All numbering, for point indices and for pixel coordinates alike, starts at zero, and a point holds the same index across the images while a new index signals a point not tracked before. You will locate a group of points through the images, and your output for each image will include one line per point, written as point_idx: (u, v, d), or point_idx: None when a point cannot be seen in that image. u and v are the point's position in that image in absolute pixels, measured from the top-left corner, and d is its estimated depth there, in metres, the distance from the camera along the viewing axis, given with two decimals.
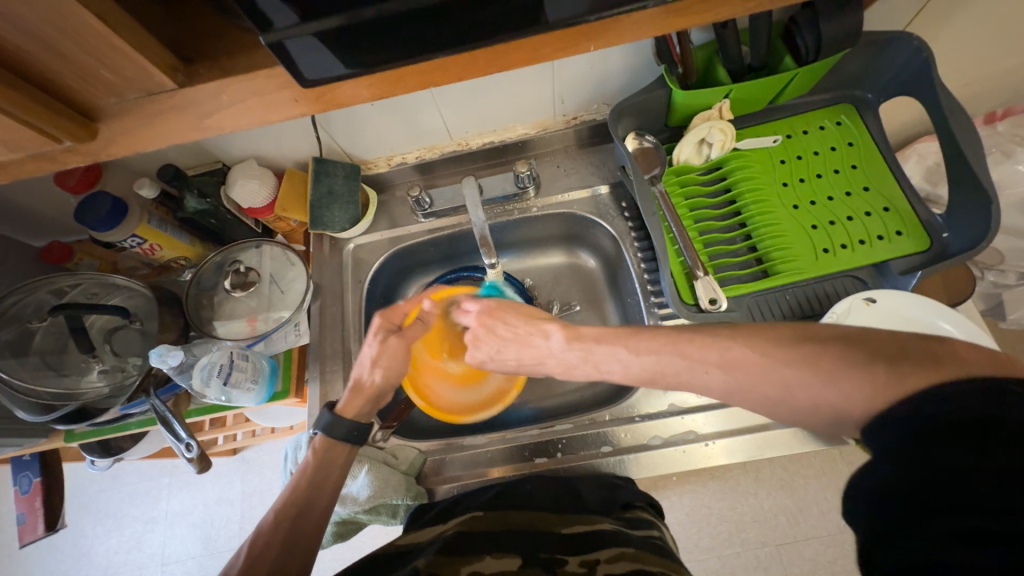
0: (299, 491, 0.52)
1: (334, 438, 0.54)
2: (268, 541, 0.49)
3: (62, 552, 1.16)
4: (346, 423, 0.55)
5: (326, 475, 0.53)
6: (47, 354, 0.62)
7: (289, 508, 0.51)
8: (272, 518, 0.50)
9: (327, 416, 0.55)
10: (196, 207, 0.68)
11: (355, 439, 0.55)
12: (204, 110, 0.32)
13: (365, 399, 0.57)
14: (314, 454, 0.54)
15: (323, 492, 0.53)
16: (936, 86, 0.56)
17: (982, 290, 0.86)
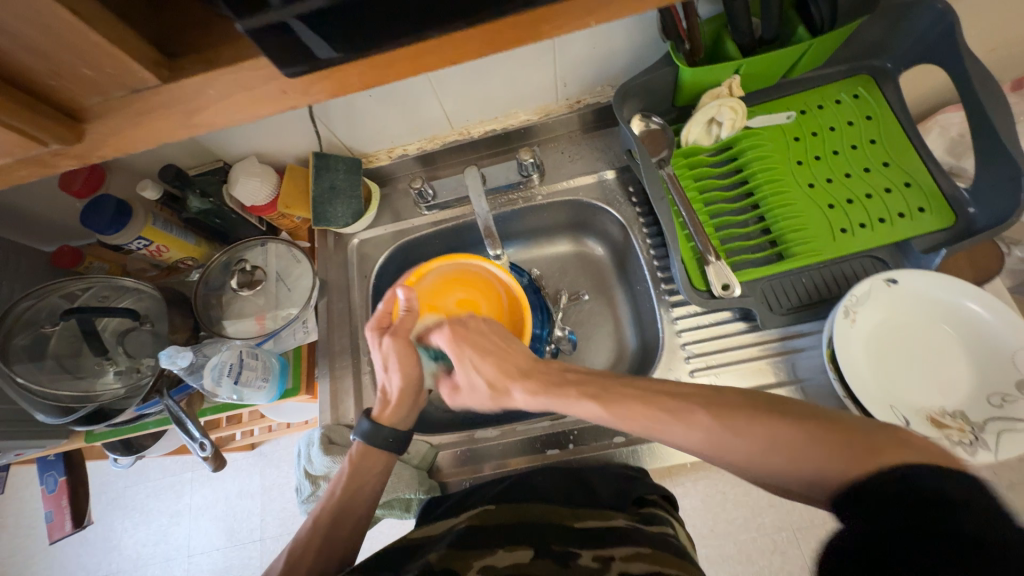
0: (337, 500, 0.53)
1: (373, 447, 0.55)
2: (306, 545, 0.51)
3: (93, 546, 1.20)
4: (383, 432, 0.55)
5: (363, 485, 0.54)
6: (63, 358, 0.63)
7: (325, 513, 0.53)
8: (310, 524, 0.53)
9: (367, 425, 0.56)
10: (199, 207, 0.68)
11: (392, 446, 0.56)
12: (190, 107, 0.31)
13: (398, 408, 0.57)
14: (351, 465, 0.55)
15: (360, 500, 0.54)
16: (961, 50, 0.53)
17: (1010, 267, 0.81)
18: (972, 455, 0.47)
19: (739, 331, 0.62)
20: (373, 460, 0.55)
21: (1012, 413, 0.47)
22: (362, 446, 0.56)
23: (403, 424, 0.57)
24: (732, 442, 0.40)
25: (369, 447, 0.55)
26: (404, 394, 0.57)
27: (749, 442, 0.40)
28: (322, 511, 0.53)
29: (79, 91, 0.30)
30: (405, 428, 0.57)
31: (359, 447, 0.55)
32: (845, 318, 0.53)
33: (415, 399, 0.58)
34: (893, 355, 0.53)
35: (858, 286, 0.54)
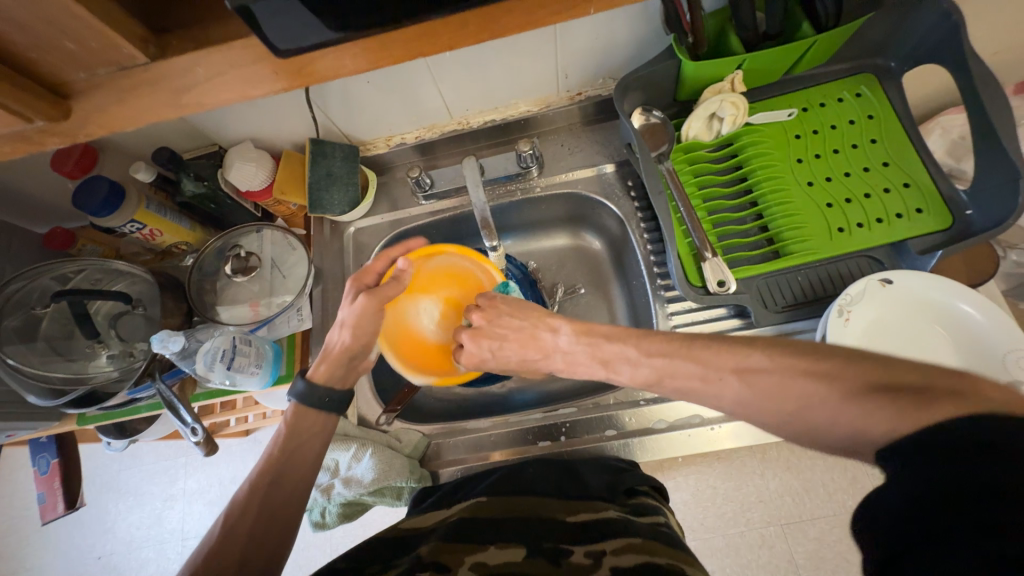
0: (268, 465, 0.49)
1: (308, 405, 0.52)
2: (241, 513, 0.47)
3: (87, 528, 1.20)
4: (318, 391, 0.52)
5: (300, 446, 0.51)
6: (55, 340, 0.63)
7: (261, 479, 0.49)
8: (247, 489, 0.49)
9: (300, 385, 0.52)
10: (193, 191, 0.67)
11: (327, 406, 0.52)
12: (179, 86, 0.31)
13: (333, 367, 0.53)
14: (285, 427, 0.51)
15: (298, 461, 0.51)
16: (964, 50, 0.53)
17: (1005, 270, 0.82)
18: None
19: (733, 327, 0.62)
20: (310, 419, 0.52)
21: None
22: (297, 406, 0.52)
23: (338, 382, 0.54)
24: (767, 405, 0.39)
25: (302, 407, 0.52)
26: (345, 353, 0.53)
27: None
28: (254, 478, 0.49)
29: (67, 69, 0.29)
30: (342, 386, 0.54)
31: (293, 406, 0.52)
32: (838, 317, 0.53)
33: (357, 362, 0.55)
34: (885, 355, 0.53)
35: (853, 286, 0.54)
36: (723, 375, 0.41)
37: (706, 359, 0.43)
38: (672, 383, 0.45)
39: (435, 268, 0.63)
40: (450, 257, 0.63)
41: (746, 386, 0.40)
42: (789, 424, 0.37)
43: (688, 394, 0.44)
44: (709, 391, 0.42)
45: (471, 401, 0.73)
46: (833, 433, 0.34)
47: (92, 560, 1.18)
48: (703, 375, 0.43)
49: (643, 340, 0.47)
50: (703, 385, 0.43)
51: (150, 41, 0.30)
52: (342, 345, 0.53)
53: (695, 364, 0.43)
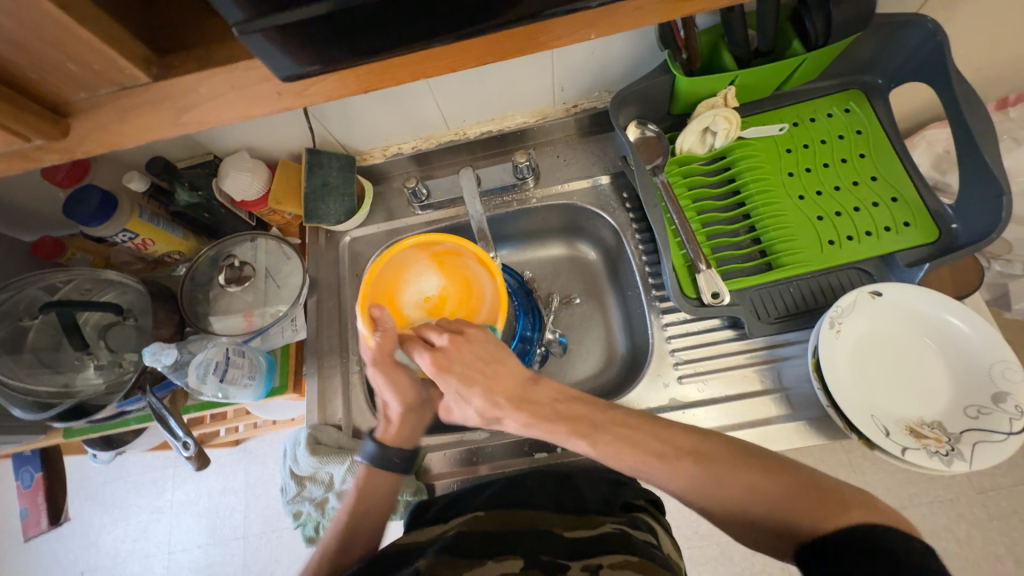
0: (343, 525, 0.54)
1: (376, 469, 0.56)
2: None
3: (70, 542, 1.17)
4: (390, 452, 0.57)
5: (372, 508, 0.55)
6: (42, 351, 0.62)
7: (333, 541, 0.54)
8: (318, 553, 0.53)
9: (372, 448, 0.56)
10: (187, 200, 0.67)
11: (399, 467, 0.57)
12: (182, 104, 0.30)
13: (400, 428, 0.57)
14: (357, 488, 0.56)
15: (368, 519, 0.55)
16: (949, 71, 0.55)
17: (988, 280, 0.84)
18: (948, 464, 0.48)
19: (727, 338, 0.62)
20: (376, 480, 0.56)
21: (988, 425, 0.48)
22: (368, 467, 0.56)
23: (408, 443, 0.58)
24: (715, 492, 0.43)
25: (374, 470, 0.56)
26: (406, 416, 0.57)
27: None
28: (331, 539, 0.54)
29: (68, 87, 0.29)
30: (410, 447, 0.58)
31: (365, 469, 0.56)
32: (830, 328, 0.54)
33: (425, 415, 0.59)
34: (874, 366, 0.54)
35: (844, 298, 0.55)
36: (681, 457, 0.45)
37: (657, 448, 0.46)
38: (630, 457, 0.46)
39: (466, 270, 0.61)
40: (491, 281, 0.59)
41: (700, 472, 0.43)
42: (718, 510, 0.43)
43: (642, 469, 0.46)
44: (663, 473, 0.44)
45: None
46: (760, 512, 0.41)
47: None
48: (661, 454, 0.45)
49: (605, 416, 0.49)
50: (660, 463, 0.45)
51: (153, 60, 0.30)
52: (401, 411, 0.57)
53: (656, 443, 0.46)
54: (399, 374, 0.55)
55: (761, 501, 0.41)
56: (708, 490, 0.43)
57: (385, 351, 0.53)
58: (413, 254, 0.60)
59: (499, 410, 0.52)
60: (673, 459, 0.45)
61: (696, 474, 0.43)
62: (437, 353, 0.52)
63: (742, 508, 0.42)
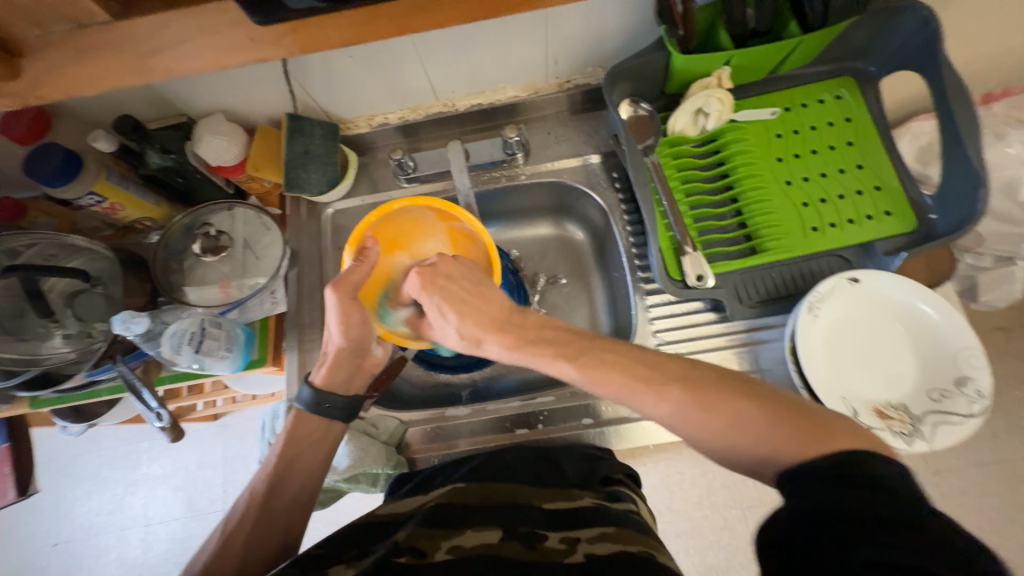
0: (272, 468, 0.52)
1: (306, 413, 0.54)
2: (243, 517, 0.50)
3: (41, 514, 1.15)
4: (327, 398, 0.54)
5: (303, 452, 0.54)
6: (3, 318, 0.58)
7: (262, 486, 0.52)
8: (248, 495, 0.52)
9: (306, 392, 0.54)
10: (159, 163, 0.64)
11: (332, 414, 0.55)
12: (147, 50, 0.29)
13: (334, 368, 0.55)
14: (288, 431, 0.54)
15: (302, 464, 0.53)
16: (938, 59, 0.55)
17: (960, 272, 0.87)
18: (910, 444, 0.50)
19: (708, 321, 0.63)
20: (310, 425, 0.54)
21: (949, 408, 0.51)
22: (299, 411, 0.54)
23: (342, 387, 0.56)
24: (702, 420, 0.40)
25: (306, 413, 0.54)
26: (341, 355, 0.54)
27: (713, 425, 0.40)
28: (260, 482, 0.52)
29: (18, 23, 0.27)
30: (346, 394, 0.56)
31: (296, 411, 0.54)
32: (808, 313, 0.55)
33: (359, 363, 0.56)
34: (848, 350, 0.55)
35: (823, 284, 0.56)
36: None
37: (661, 370, 0.43)
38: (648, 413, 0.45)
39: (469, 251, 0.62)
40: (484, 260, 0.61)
41: (687, 399, 0.41)
42: (717, 444, 0.40)
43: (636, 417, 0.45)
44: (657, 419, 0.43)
45: (450, 388, 0.72)
46: (748, 453, 0.38)
47: (47, 546, 1.14)
48: (649, 379, 0.43)
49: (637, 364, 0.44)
50: (646, 391, 0.43)
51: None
52: (340, 347, 0.54)
53: (643, 368, 0.44)
54: (355, 310, 0.53)
55: (748, 431, 0.38)
56: (693, 420, 0.40)
57: (352, 281, 0.52)
58: (434, 220, 0.62)
59: (479, 332, 0.51)
60: (658, 387, 0.42)
61: (685, 406, 0.41)
62: (425, 268, 0.53)
63: (725, 443, 0.39)
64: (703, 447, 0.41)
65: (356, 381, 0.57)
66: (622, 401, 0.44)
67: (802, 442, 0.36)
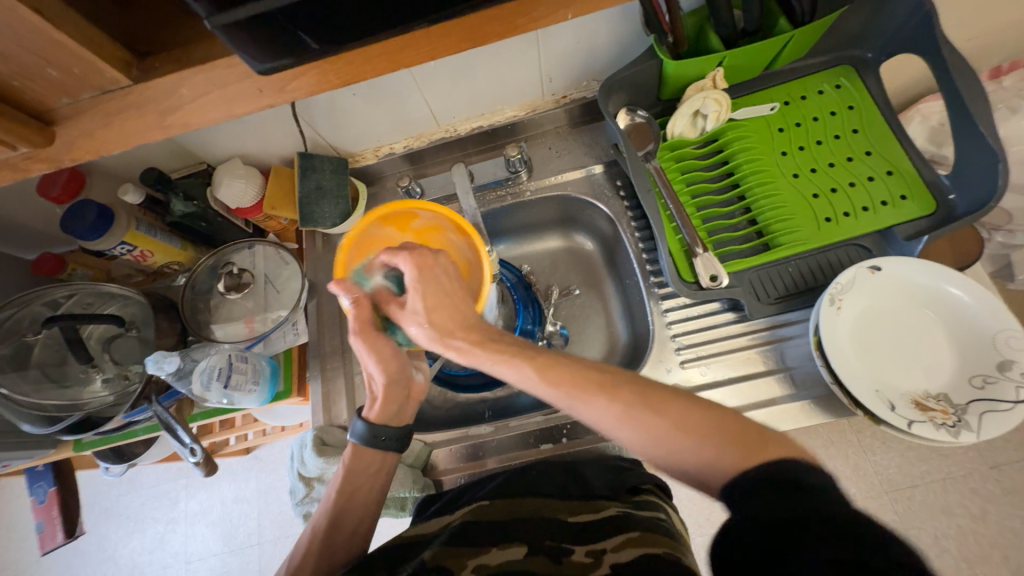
0: (333, 503, 0.53)
1: (366, 447, 0.55)
2: (306, 552, 0.50)
3: (87, 556, 1.19)
4: (381, 432, 0.55)
5: (361, 484, 0.54)
6: (48, 367, 0.62)
7: (323, 521, 0.52)
8: (310, 533, 0.52)
9: (361, 427, 0.55)
10: (183, 210, 0.67)
11: (388, 446, 0.55)
12: (166, 107, 0.31)
13: (386, 404, 0.56)
14: (346, 467, 0.54)
15: (362, 498, 0.54)
16: (938, 39, 0.54)
17: (990, 252, 0.84)
18: (957, 435, 0.47)
19: (727, 321, 0.62)
20: (367, 459, 0.55)
21: (996, 394, 0.48)
22: (356, 447, 0.55)
23: (396, 420, 0.57)
24: (651, 422, 0.41)
25: (362, 448, 0.55)
26: (389, 390, 0.55)
27: (660, 424, 0.40)
28: (321, 517, 0.53)
29: (51, 94, 0.30)
30: (400, 426, 0.57)
31: (353, 448, 0.55)
32: (830, 306, 0.54)
33: (406, 394, 0.57)
34: (876, 338, 0.54)
35: (843, 274, 0.55)
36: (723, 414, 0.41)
37: (614, 376, 0.44)
38: None
39: (444, 242, 0.60)
40: (470, 248, 0.58)
41: (636, 401, 0.42)
42: (657, 451, 0.40)
43: None
44: None
45: (472, 407, 0.73)
46: (688, 459, 0.39)
47: None
48: (601, 383, 0.43)
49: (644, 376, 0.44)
50: (597, 394, 0.43)
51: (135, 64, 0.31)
52: (385, 384, 0.55)
53: (595, 371, 0.44)
54: (383, 344, 0.54)
55: (693, 436, 0.39)
56: (643, 423, 0.40)
57: (366, 320, 0.53)
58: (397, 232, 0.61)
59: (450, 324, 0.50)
60: (609, 390, 0.43)
61: (633, 409, 0.41)
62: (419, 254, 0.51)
63: (667, 450, 0.40)
64: (648, 454, 0.41)
65: (405, 410, 0.58)
66: (572, 406, 0.44)
67: (739, 450, 0.37)
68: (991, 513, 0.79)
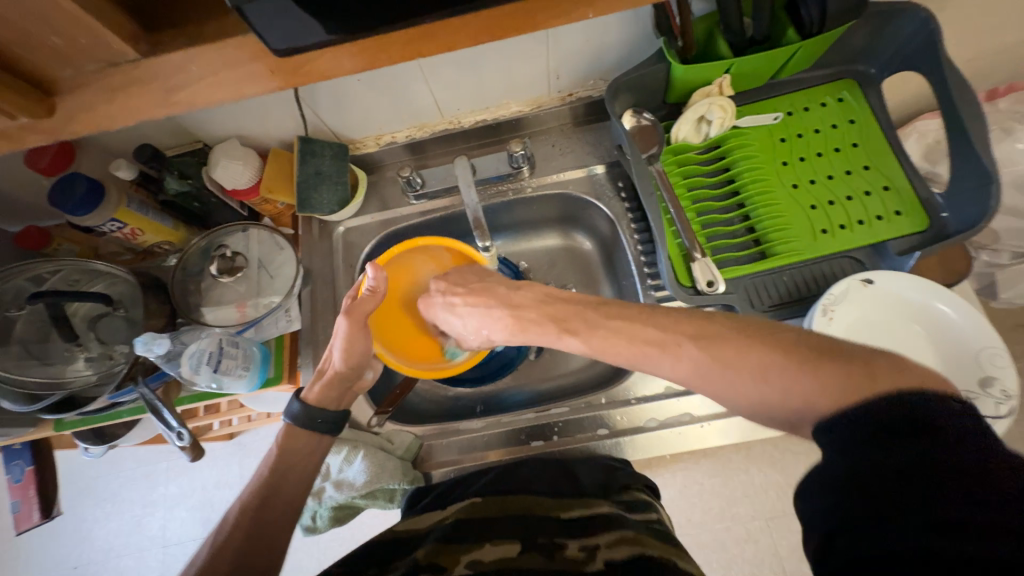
0: (263, 483, 0.52)
1: (299, 428, 0.55)
2: (234, 529, 0.49)
3: (62, 537, 1.16)
4: (314, 415, 0.55)
5: (293, 464, 0.54)
6: (30, 343, 0.60)
7: (252, 499, 0.51)
8: (237, 511, 0.51)
9: (296, 407, 0.55)
10: (177, 189, 0.66)
11: (322, 429, 0.56)
12: (171, 84, 0.30)
13: (329, 387, 0.57)
14: (279, 445, 0.54)
15: (293, 481, 0.53)
16: (941, 59, 0.55)
17: (976, 270, 0.86)
18: None
19: None
20: (301, 441, 0.55)
21: None
22: (289, 427, 0.55)
23: (333, 404, 0.57)
24: (719, 381, 0.40)
25: (296, 427, 0.55)
26: (337, 376, 0.57)
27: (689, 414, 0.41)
28: (249, 495, 0.52)
29: (53, 63, 0.29)
30: (337, 408, 0.57)
31: (286, 427, 0.55)
32: (822, 316, 0.55)
33: (349, 385, 0.58)
34: (866, 350, 0.55)
35: (837, 285, 0.56)
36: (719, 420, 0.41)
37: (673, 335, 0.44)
38: None
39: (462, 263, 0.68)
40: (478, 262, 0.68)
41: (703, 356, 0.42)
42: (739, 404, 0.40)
43: None
44: None
45: (464, 401, 0.73)
46: (769, 412, 0.38)
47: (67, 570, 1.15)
48: (660, 344, 0.44)
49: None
50: (659, 353, 0.44)
51: (142, 39, 0.30)
52: (338, 370, 0.56)
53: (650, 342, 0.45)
54: (361, 335, 0.56)
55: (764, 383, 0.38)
56: (708, 375, 0.41)
57: (363, 310, 0.56)
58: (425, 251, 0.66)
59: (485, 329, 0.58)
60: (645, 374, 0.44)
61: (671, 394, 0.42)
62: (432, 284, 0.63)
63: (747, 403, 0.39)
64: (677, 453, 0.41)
65: (344, 395, 0.59)
66: (636, 364, 0.46)
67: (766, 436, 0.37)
68: None
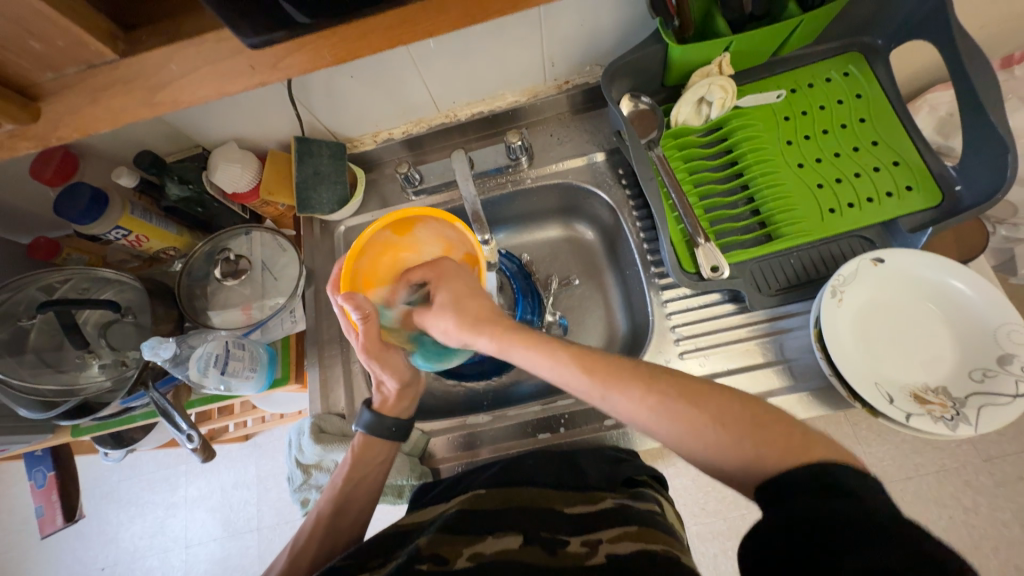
0: (340, 491, 0.54)
1: (375, 437, 0.56)
2: (309, 535, 0.53)
3: (89, 539, 1.20)
4: (386, 422, 0.56)
5: (365, 474, 0.55)
6: (43, 352, 0.62)
7: (326, 508, 0.54)
8: (315, 515, 0.54)
9: (367, 417, 0.56)
10: (179, 194, 0.67)
11: (394, 436, 0.56)
12: (153, 83, 0.31)
13: (398, 401, 0.58)
14: (354, 455, 0.55)
15: (367, 484, 0.55)
16: (950, 25, 0.52)
17: (994, 246, 0.83)
18: (954, 428, 0.47)
19: (727, 312, 0.62)
20: (375, 449, 0.56)
21: (995, 388, 0.47)
22: (364, 436, 0.56)
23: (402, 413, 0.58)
24: (703, 384, 0.41)
25: (370, 439, 0.56)
26: (400, 391, 0.57)
27: (718, 406, 0.39)
28: (325, 504, 0.54)
29: (35, 68, 0.30)
30: (404, 419, 0.58)
31: (361, 438, 0.56)
32: (832, 298, 0.53)
33: (414, 389, 0.59)
34: (878, 331, 0.53)
35: (846, 266, 0.54)
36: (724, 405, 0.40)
37: (655, 374, 0.42)
38: None
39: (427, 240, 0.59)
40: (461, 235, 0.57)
41: (679, 405, 0.40)
42: (713, 451, 0.38)
43: None
44: None
45: (470, 396, 0.73)
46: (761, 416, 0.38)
47: (95, 571, 1.18)
48: (643, 385, 0.43)
49: (648, 374, 0.43)
50: (641, 395, 0.41)
51: (120, 38, 0.31)
52: (397, 387, 0.57)
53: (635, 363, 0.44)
54: (389, 355, 0.55)
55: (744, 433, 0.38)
56: (674, 424, 0.40)
57: (371, 335, 0.52)
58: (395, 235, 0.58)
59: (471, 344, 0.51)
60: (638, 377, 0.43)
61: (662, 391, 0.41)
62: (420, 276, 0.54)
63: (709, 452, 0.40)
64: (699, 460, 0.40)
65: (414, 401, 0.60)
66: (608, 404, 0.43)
67: (778, 433, 0.36)
68: (983, 506, 0.80)
